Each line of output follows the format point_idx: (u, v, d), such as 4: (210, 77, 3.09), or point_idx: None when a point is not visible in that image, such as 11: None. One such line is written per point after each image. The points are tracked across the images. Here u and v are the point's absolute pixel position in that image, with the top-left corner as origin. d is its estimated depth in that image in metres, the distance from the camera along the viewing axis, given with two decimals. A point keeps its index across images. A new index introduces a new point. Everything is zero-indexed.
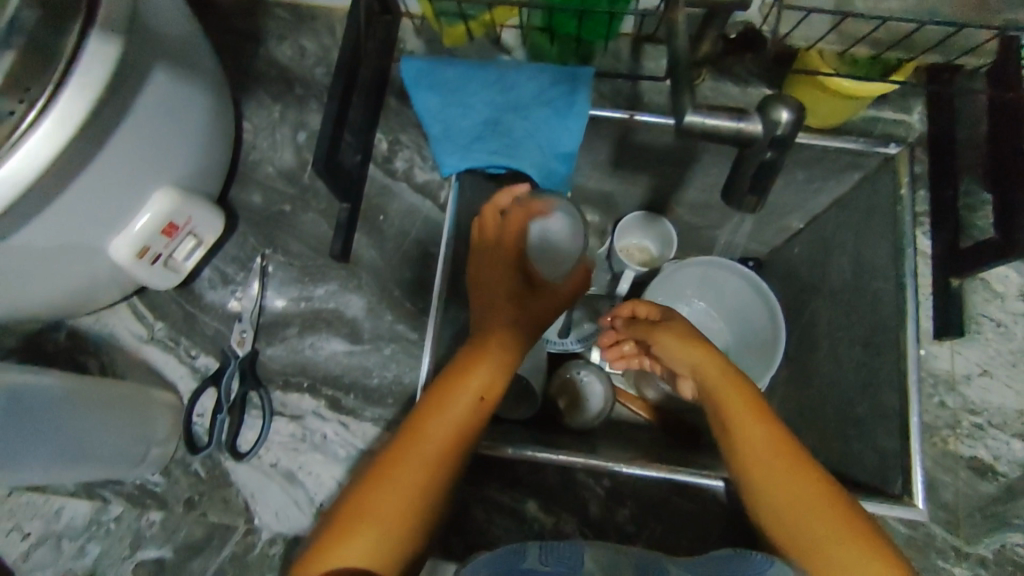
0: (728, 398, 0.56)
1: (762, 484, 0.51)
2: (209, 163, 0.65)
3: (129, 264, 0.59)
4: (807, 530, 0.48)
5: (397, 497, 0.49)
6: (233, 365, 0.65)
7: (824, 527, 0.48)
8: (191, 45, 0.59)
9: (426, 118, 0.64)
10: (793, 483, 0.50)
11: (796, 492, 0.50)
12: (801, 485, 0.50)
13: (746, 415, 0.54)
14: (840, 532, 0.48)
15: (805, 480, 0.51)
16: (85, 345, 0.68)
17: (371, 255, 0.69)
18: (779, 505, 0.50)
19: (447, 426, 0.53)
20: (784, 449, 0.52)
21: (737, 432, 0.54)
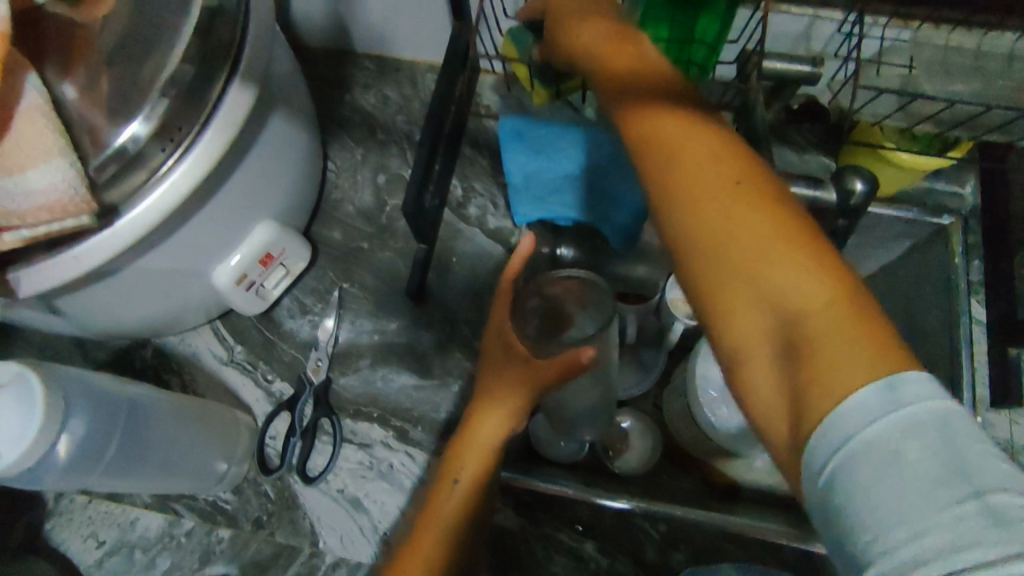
0: (653, 130, 0.38)
1: (723, 257, 0.33)
2: (302, 200, 0.70)
3: (228, 290, 0.63)
4: (756, 293, 0.32)
5: (430, 556, 0.44)
6: (308, 391, 0.68)
7: (797, 301, 0.30)
8: (298, 94, 0.65)
9: (510, 167, 0.69)
10: (750, 242, 0.32)
11: (758, 259, 0.32)
12: (775, 247, 0.32)
13: (725, 182, 0.34)
14: (823, 313, 0.30)
15: (792, 256, 0.31)
16: (170, 364, 0.72)
17: (442, 294, 0.73)
18: (732, 290, 0.33)
19: (436, 519, 0.45)
20: (782, 223, 0.32)
21: (694, 195, 0.34)
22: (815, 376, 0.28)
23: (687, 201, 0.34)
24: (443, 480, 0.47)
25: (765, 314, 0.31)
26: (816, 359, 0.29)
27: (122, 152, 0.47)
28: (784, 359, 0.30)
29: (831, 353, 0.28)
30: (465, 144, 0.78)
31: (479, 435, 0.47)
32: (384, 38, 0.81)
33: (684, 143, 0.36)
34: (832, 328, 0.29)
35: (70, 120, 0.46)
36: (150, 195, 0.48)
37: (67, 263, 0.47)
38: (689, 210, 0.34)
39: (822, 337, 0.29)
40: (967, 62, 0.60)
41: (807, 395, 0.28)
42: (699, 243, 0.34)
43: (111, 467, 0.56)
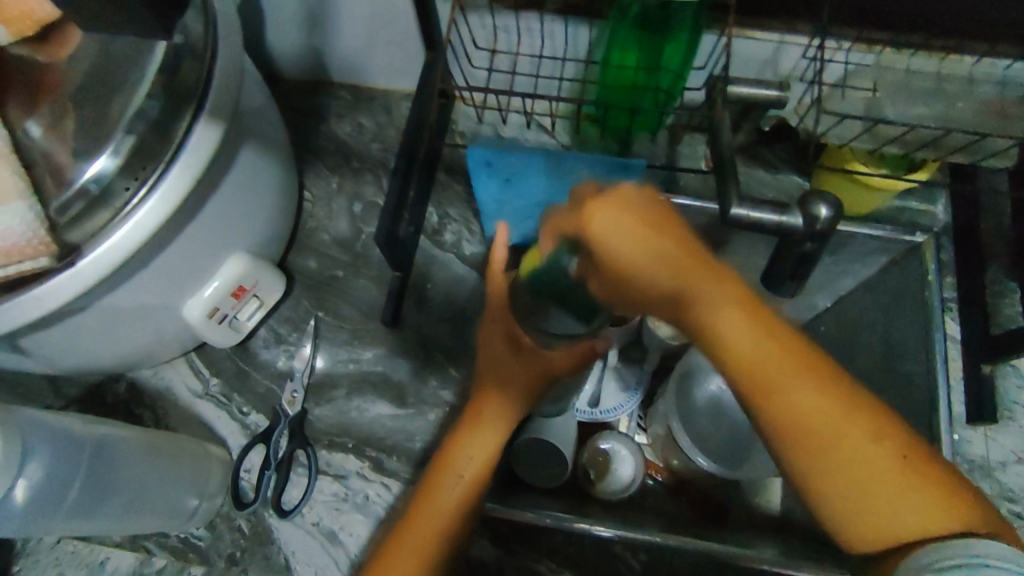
0: (652, 258, 0.37)
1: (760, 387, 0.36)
2: (277, 230, 0.70)
3: (200, 324, 0.62)
4: (808, 436, 0.36)
5: (429, 534, 0.49)
6: (283, 423, 0.67)
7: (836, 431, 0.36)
8: (270, 126, 0.65)
9: (479, 196, 0.68)
10: (784, 387, 0.36)
11: (809, 414, 0.36)
12: (818, 400, 0.36)
13: (744, 323, 0.37)
14: (871, 445, 0.36)
15: (830, 404, 0.36)
16: (142, 397, 0.71)
17: (418, 322, 0.73)
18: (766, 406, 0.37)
19: (445, 487, 0.51)
20: (799, 360, 0.37)
21: (724, 339, 0.37)
22: (901, 497, 0.36)
23: (723, 359, 0.37)
24: (446, 465, 0.52)
25: (840, 460, 0.36)
26: (867, 494, 0.36)
27: (85, 192, 0.47)
28: (886, 504, 0.36)
29: (858, 476, 0.36)
30: (440, 170, 0.78)
31: (480, 426, 0.53)
32: (358, 68, 0.82)
33: (715, 322, 0.37)
34: (860, 459, 0.36)
35: (32, 158, 0.46)
36: (115, 235, 0.48)
37: (28, 303, 0.47)
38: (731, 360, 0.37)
39: (862, 459, 0.36)
40: (929, 85, 0.62)
41: (892, 528, 0.36)
42: (745, 389, 0.37)
43: (74, 508, 0.55)
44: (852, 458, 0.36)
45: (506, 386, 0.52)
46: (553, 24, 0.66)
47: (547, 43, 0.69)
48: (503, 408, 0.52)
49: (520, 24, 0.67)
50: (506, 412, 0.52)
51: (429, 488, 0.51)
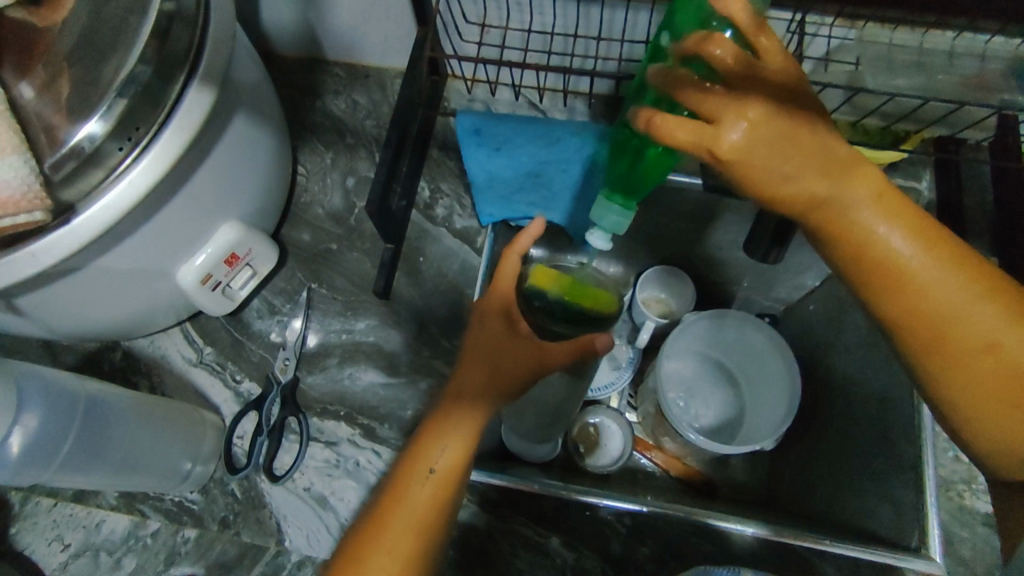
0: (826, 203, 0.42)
1: (896, 280, 0.42)
2: (270, 202, 0.71)
3: (192, 290, 0.63)
4: (928, 303, 0.41)
5: (403, 538, 0.45)
6: (275, 390, 0.69)
7: (971, 320, 0.41)
8: (264, 98, 0.66)
9: (471, 166, 0.68)
10: (958, 305, 0.41)
11: (931, 294, 0.41)
12: (955, 278, 0.41)
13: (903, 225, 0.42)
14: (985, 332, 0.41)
15: (946, 272, 0.41)
16: (137, 366, 0.72)
17: (410, 293, 0.74)
18: (896, 301, 0.42)
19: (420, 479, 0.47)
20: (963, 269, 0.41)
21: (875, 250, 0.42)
22: (994, 350, 0.41)
23: (858, 245, 0.42)
24: (413, 465, 0.48)
25: (944, 312, 0.41)
26: (968, 348, 0.42)
27: (78, 151, 0.47)
28: (970, 349, 0.41)
29: (951, 336, 0.42)
30: (433, 146, 0.79)
31: (450, 423, 0.49)
32: (352, 45, 0.83)
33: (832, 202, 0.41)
34: (984, 318, 0.41)
35: (26, 118, 0.47)
36: (107, 194, 0.49)
37: (20, 260, 0.48)
38: (890, 277, 0.42)
39: (967, 320, 0.41)
40: (910, 59, 0.63)
41: (1005, 397, 0.41)
42: (885, 283, 0.42)
43: (67, 464, 0.57)
44: (957, 317, 0.41)
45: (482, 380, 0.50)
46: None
47: (536, 18, 0.69)
48: (480, 404, 0.50)
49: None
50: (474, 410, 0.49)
51: (399, 488, 0.47)
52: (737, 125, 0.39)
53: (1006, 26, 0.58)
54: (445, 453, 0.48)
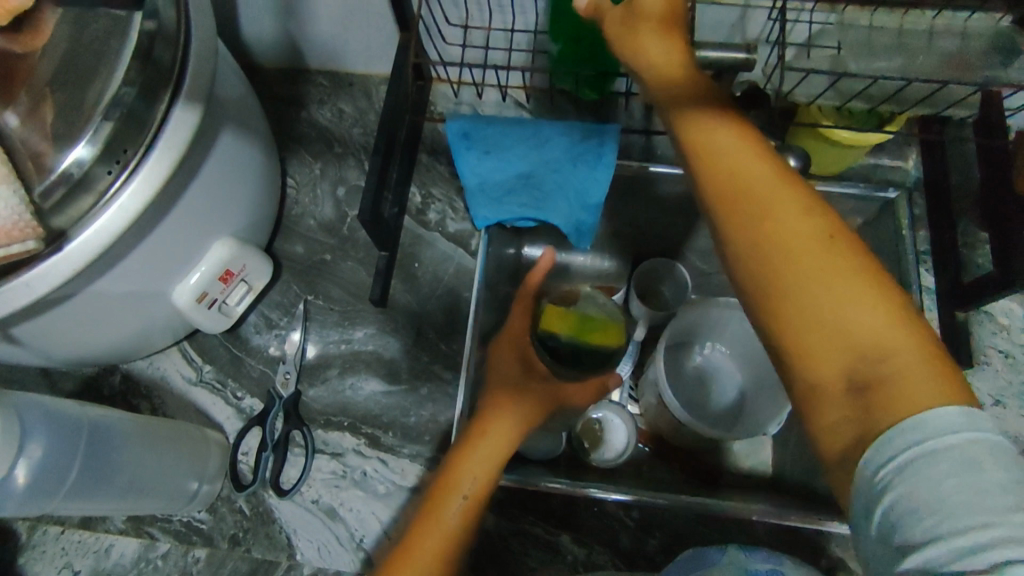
0: (706, 134, 0.39)
1: (754, 222, 0.36)
2: (260, 216, 0.71)
3: (189, 310, 0.63)
4: (809, 288, 0.34)
5: (435, 557, 0.45)
6: (277, 405, 0.69)
7: (842, 281, 0.34)
8: (250, 112, 0.66)
9: (462, 169, 0.68)
10: (822, 266, 0.34)
11: (800, 272, 0.35)
12: (811, 231, 0.35)
13: (791, 205, 0.36)
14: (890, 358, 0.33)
15: (836, 266, 0.35)
16: (137, 388, 0.72)
17: (407, 300, 0.74)
18: (776, 269, 0.35)
19: (454, 500, 0.47)
20: (826, 227, 0.36)
21: (769, 215, 0.36)
22: (875, 317, 0.33)
23: (726, 187, 0.37)
24: (447, 488, 0.48)
25: (819, 306, 0.34)
26: (866, 343, 0.33)
27: (67, 177, 0.47)
28: (850, 322, 0.33)
29: (818, 307, 0.34)
30: (423, 151, 0.79)
31: (479, 454, 0.50)
32: (335, 54, 0.82)
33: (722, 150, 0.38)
34: (882, 337, 0.33)
35: (11, 145, 0.46)
36: (100, 219, 0.49)
37: (16, 290, 0.47)
38: (732, 207, 0.37)
39: (838, 294, 0.34)
40: (889, 40, 0.63)
41: (850, 369, 0.33)
42: (753, 226, 0.36)
43: (73, 491, 0.56)
44: (840, 314, 0.34)
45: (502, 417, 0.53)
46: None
47: (519, 18, 0.70)
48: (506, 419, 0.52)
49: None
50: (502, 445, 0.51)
51: (431, 510, 0.47)
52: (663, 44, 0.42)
53: (983, 4, 0.59)
54: (480, 476, 0.49)
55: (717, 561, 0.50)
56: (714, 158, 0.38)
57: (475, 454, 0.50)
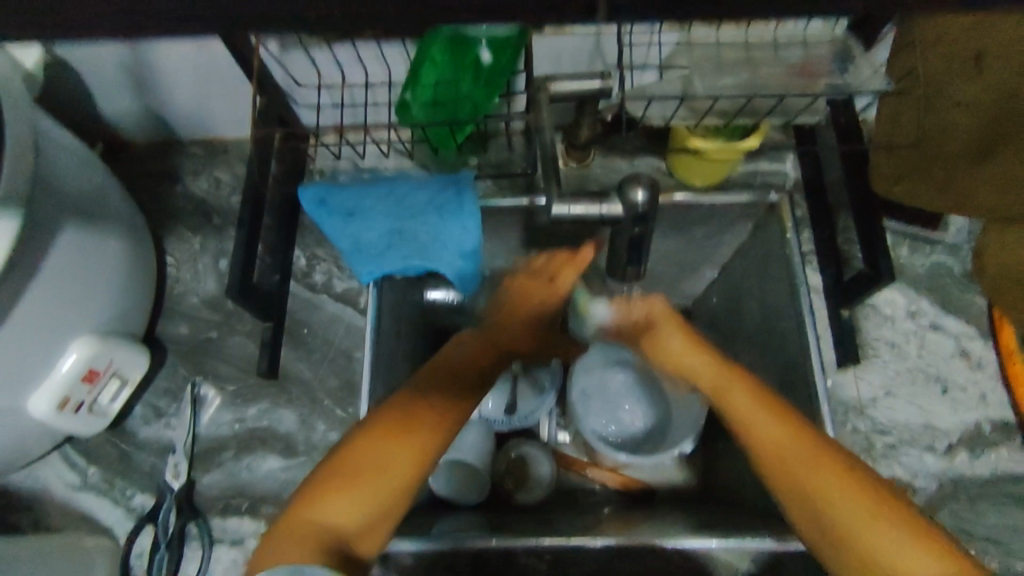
0: (732, 399, 0.51)
1: (772, 455, 0.48)
2: (132, 307, 0.67)
3: (50, 418, 0.59)
4: (790, 448, 0.48)
5: (402, 459, 0.48)
6: (169, 498, 0.65)
7: (847, 509, 0.45)
8: (100, 200, 0.63)
9: (334, 235, 0.65)
10: (816, 475, 0.46)
11: (856, 527, 0.45)
12: (844, 480, 0.46)
13: (795, 445, 0.48)
14: (837, 494, 0.46)
15: (824, 461, 0.47)
16: (17, 502, 0.67)
17: (299, 368, 0.71)
18: (758, 419, 0.50)
19: (437, 412, 0.50)
20: (834, 465, 0.47)
21: (779, 455, 0.48)
22: (881, 523, 0.45)
23: (773, 464, 0.48)
24: (413, 423, 0.49)
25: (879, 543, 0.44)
26: (866, 535, 0.44)
27: None
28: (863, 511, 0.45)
29: (855, 528, 0.45)
30: (303, 212, 0.77)
31: (427, 405, 0.51)
32: (203, 122, 0.80)
33: (747, 415, 0.50)
34: (868, 534, 0.44)
35: None
36: None
37: None
38: (770, 456, 0.48)
39: (870, 532, 0.44)
40: (737, 55, 0.64)
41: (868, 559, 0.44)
42: (770, 466, 0.48)
43: None
44: (887, 549, 0.44)
45: (446, 382, 0.54)
46: (373, 51, 0.66)
47: (375, 70, 0.69)
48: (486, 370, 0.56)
49: (341, 55, 0.67)
50: (448, 406, 0.51)
51: (415, 408, 0.50)
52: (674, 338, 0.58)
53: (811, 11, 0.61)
54: (460, 406, 0.52)
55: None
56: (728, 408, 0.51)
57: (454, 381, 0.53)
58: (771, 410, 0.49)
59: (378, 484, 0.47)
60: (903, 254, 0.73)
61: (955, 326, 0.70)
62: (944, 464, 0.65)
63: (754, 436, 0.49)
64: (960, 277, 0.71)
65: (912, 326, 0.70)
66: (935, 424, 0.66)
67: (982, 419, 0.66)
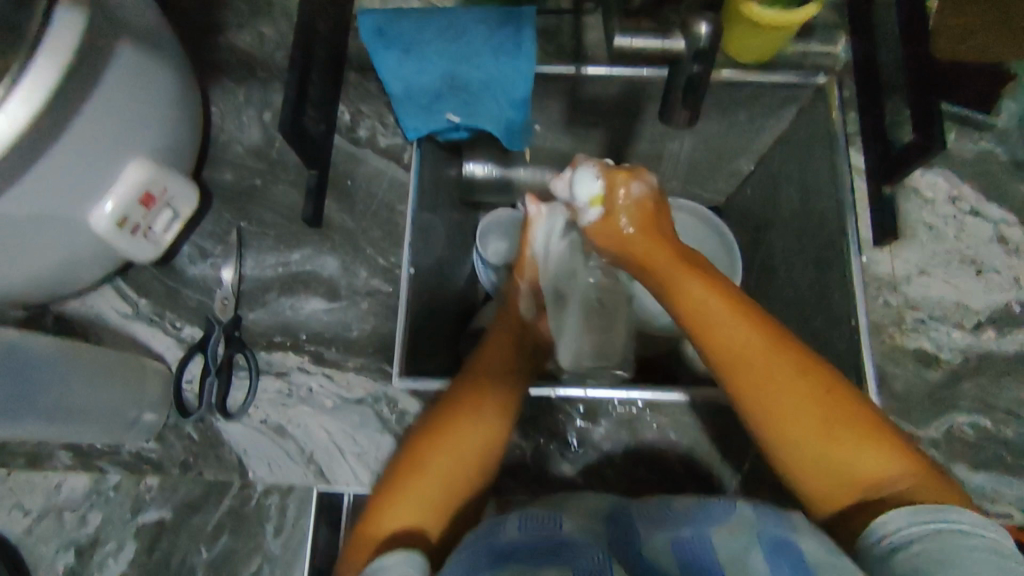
0: (705, 303, 0.51)
1: (725, 363, 0.49)
2: (181, 141, 0.67)
3: (110, 235, 0.61)
4: (761, 367, 0.48)
5: (433, 482, 0.52)
6: (217, 330, 0.68)
7: (783, 384, 0.48)
8: (156, 29, 0.62)
9: (386, 76, 0.68)
10: (779, 386, 0.48)
11: (787, 399, 0.48)
12: (807, 404, 0.48)
13: (728, 324, 0.49)
14: (779, 387, 0.48)
15: (794, 384, 0.48)
16: (72, 327, 0.70)
17: (342, 218, 0.73)
18: (745, 372, 0.49)
19: (464, 434, 0.54)
20: (787, 362, 0.48)
21: (759, 389, 0.48)
22: (839, 449, 0.47)
23: (732, 373, 0.49)
24: (427, 450, 0.53)
25: (809, 451, 0.48)
26: (853, 467, 0.47)
27: None
28: (840, 441, 0.47)
29: (790, 433, 0.48)
30: (348, 67, 0.76)
31: (488, 409, 0.56)
32: None
33: (715, 318, 0.50)
34: (840, 451, 0.47)
35: None
36: None
37: None
38: (731, 360, 0.49)
39: (850, 459, 0.47)
40: None
41: (829, 483, 0.48)
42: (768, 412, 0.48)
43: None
44: (841, 459, 0.47)
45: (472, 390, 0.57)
46: None
47: None
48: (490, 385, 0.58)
49: None
50: (484, 413, 0.55)
51: (434, 430, 0.54)
52: (625, 224, 0.59)
53: None
54: (487, 422, 0.55)
55: (726, 516, 0.46)
56: (687, 309, 0.51)
57: (477, 396, 0.56)
58: (732, 307, 0.50)
59: (416, 496, 0.51)
60: (951, 139, 0.71)
61: (995, 213, 0.70)
62: (971, 341, 0.66)
63: (681, 297, 0.52)
64: (1006, 165, 0.71)
65: (953, 211, 0.70)
66: (966, 303, 0.67)
67: (1014, 300, 0.67)
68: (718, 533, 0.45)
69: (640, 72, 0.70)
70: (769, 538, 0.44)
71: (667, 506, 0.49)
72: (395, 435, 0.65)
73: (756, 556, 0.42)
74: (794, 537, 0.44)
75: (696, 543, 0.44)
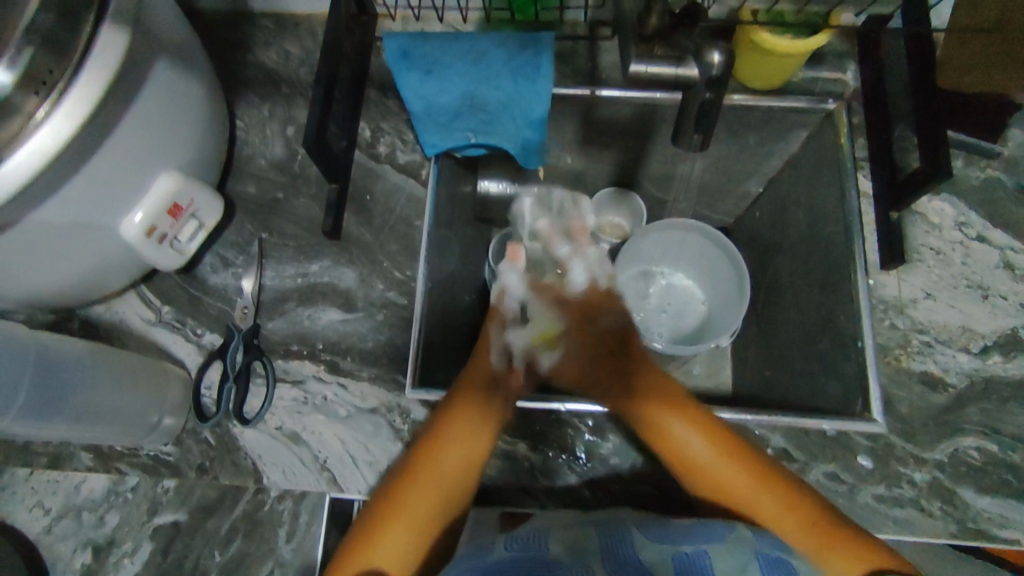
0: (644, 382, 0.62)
1: (685, 469, 0.58)
2: (209, 154, 0.70)
3: (138, 244, 0.63)
4: (701, 471, 0.57)
5: (403, 532, 0.52)
6: (237, 337, 0.70)
7: (740, 484, 0.56)
8: (190, 47, 0.64)
9: (407, 95, 0.70)
10: (734, 484, 0.56)
11: (738, 484, 0.56)
12: (741, 483, 0.56)
13: (683, 424, 0.58)
14: (739, 487, 0.56)
15: (739, 469, 0.56)
16: (97, 331, 0.72)
17: (361, 232, 0.75)
18: (701, 480, 0.57)
19: (440, 469, 0.56)
20: (736, 458, 0.57)
21: (703, 470, 0.57)
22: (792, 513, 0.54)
23: (695, 479, 0.58)
24: (407, 499, 0.54)
25: (773, 515, 0.54)
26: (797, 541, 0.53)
27: None
28: (764, 507, 0.55)
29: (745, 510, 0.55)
30: (369, 86, 0.78)
31: (461, 427, 0.58)
32: None
33: (675, 403, 0.58)
34: (796, 535, 0.53)
35: None
36: (31, 141, 0.49)
37: None
38: (687, 471, 0.58)
39: (761, 513, 0.54)
40: None
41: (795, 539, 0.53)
42: (709, 486, 0.57)
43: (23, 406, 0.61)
44: (801, 536, 0.53)
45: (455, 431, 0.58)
46: None
47: None
48: (467, 417, 0.59)
49: None
50: (467, 439, 0.58)
51: (413, 474, 0.56)
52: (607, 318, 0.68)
53: None
54: (465, 462, 0.57)
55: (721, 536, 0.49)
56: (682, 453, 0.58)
57: (459, 439, 0.58)
58: (725, 456, 0.57)
59: (398, 541, 0.52)
60: (958, 166, 0.73)
61: (1001, 240, 0.71)
62: (977, 365, 0.67)
63: (648, 403, 0.60)
64: (1013, 192, 0.72)
65: (960, 236, 0.71)
66: (972, 327, 0.68)
67: (1021, 326, 0.68)
68: (715, 548, 0.48)
69: (653, 96, 0.72)
70: (765, 557, 0.48)
71: (662, 530, 0.52)
72: (407, 445, 0.67)
73: (753, 567, 0.46)
74: (786, 561, 0.48)
75: (696, 558, 0.46)
